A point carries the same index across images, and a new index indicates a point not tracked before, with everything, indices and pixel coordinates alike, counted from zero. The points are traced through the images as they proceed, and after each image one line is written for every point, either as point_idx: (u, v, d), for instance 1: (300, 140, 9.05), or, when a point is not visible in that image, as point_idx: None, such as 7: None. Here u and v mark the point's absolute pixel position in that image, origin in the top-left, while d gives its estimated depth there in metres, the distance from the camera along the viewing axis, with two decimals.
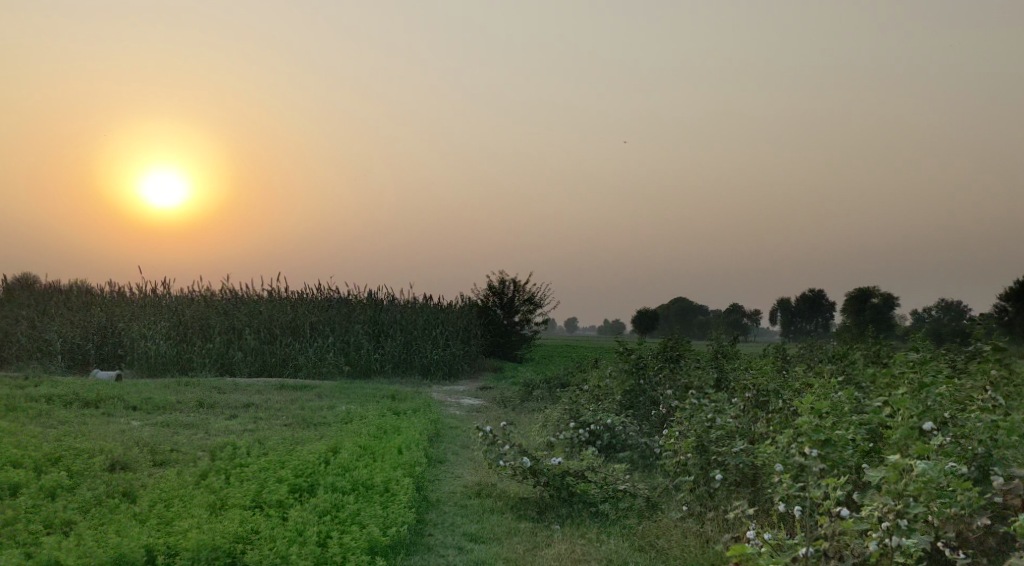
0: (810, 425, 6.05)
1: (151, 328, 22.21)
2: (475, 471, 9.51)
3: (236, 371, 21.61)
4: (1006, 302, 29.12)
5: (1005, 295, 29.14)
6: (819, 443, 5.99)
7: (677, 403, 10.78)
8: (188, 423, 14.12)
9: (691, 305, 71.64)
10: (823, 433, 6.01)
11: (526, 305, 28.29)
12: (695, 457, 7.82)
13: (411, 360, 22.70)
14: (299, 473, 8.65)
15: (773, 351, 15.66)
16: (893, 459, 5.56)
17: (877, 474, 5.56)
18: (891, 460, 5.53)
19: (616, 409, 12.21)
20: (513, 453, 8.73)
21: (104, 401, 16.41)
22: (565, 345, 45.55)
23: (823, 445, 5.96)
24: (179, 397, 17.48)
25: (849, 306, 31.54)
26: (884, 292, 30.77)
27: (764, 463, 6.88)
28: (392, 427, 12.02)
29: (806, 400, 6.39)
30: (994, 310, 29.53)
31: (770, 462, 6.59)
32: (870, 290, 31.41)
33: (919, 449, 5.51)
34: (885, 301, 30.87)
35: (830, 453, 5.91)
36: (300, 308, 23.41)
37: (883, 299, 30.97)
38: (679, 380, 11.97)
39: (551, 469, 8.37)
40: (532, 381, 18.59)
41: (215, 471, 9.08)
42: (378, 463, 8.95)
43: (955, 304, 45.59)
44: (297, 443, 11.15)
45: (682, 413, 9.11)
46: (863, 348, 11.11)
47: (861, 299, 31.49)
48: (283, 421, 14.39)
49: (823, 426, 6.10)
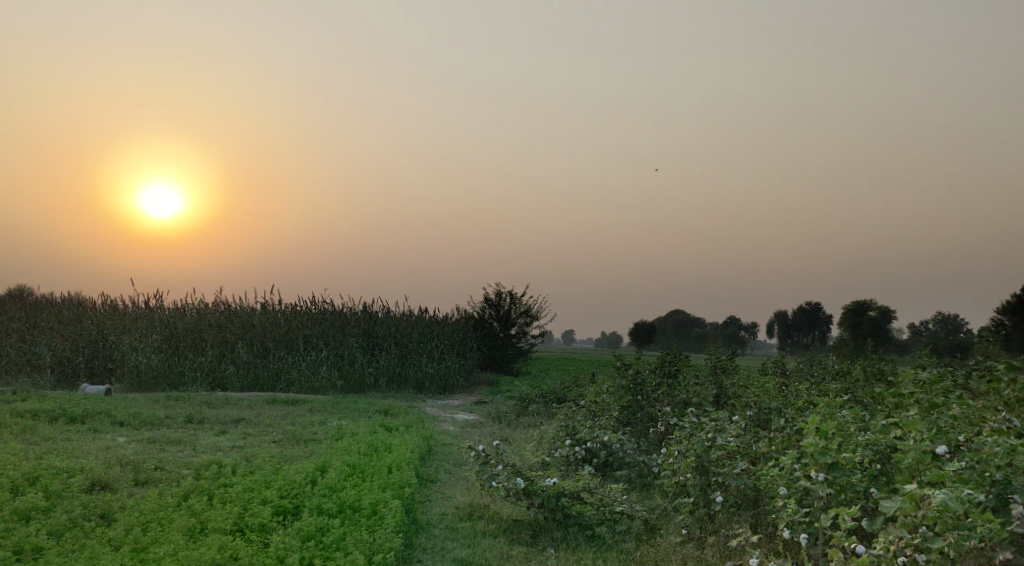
0: (817, 446, 5.81)
1: (142, 341, 21.90)
2: (467, 492, 9.23)
3: (228, 385, 21.30)
4: (1004, 316, 28.89)
5: (1003, 309, 28.93)
6: (826, 466, 5.76)
7: (675, 420, 10.51)
8: (176, 439, 13.81)
9: (688, 317, 71.40)
10: (831, 456, 5.76)
11: (522, 317, 28.00)
12: (695, 478, 7.56)
13: (405, 373, 22.39)
14: (284, 494, 8.36)
15: (772, 365, 15.40)
16: (908, 489, 5.35)
17: (892, 504, 5.36)
18: (909, 490, 5.30)
19: (613, 426, 11.94)
20: (506, 473, 8.41)
21: (91, 416, 16.10)
22: (563, 358, 45.15)
23: (830, 469, 5.73)
24: (169, 412, 17.17)
25: (847, 319, 31.35)
26: (881, 305, 30.54)
27: (767, 486, 6.63)
28: (383, 444, 11.72)
29: (811, 419, 6.15)
30: (992, 323, 29.29)
31: (773, 485, 6.33)
32: (868, 303, 31.18)
33: (933, 476, 5.30)
34: (883, 313, 30.62)
35: (838, 478, 5.70)
36: (294, 320, 23.12)
37: (881, 312, 30.75)
38: (677, 396, 11.69)
39: (546, 490, 8.10)
40: (528, 396, 18.30)
41: (198, 491, 8.78)
42: (366, 484, 8.66)
43: (953, 317, 45.35)
44: (285, 461, 10.85)
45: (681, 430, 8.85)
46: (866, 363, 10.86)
47: (858, 312, 31.24)
48: (273, 438, 14.08)
49: (829, 447, 5.86)
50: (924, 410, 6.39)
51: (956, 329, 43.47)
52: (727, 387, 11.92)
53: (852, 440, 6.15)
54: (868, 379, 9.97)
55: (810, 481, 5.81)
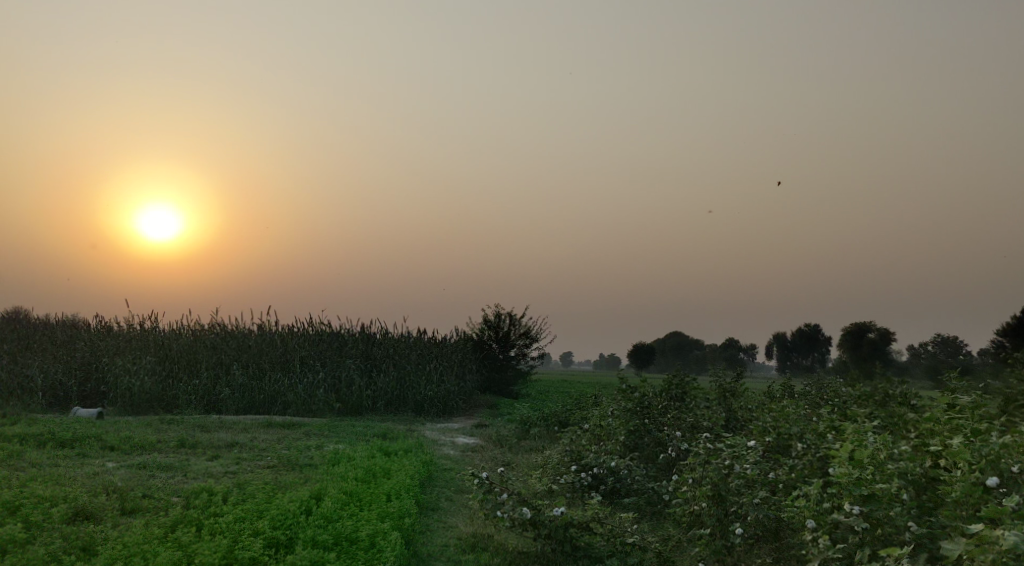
0: (850, 480, 5.83)
1: (135, 363, 21.45)
2: (469, 521, 8.80)
3: (223, 408, 20.85)
4: (1004, 338, 28.53)
5: (1004, 331, 28.57)
6: (861, 499, 5.72)
7: (686, 446, 10.10)
8: (167, 465, 13.35)
9: (687, 338, 70.89)
10: (865, 490, 5.75)
11: (522, 339, 27.58)
12: (714, 509, 7.13)
13: (404, 396, 21.94)
14: (276, 526, 7.92)
15: (781, 388, 14.97)
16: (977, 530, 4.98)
17: (956, 549, 4.98)
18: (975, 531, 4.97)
19: (620, 451, 11.54)
20: (512, 502, 7.90)
21: (81, 440, 15.62)
22: (561, 379, 44.57)
23: (865, 502, 5.68)
24: (161, 435, 16.71)
25: (847, 341, 30.97)
26: (881, 326, 30.21)
27: (791, 518, 6.32)
28: (381, 469, 11.29)
29: (843, 450, 6.14)
30: (993, 346, 28.94)
31: (800, 519, 6.04)
32: (867, 325, 30.81)
33: (990, 513, 5.05)
34: (883, 336, 30.21)
35: (872, 510, 5.57)
36: (291, 342, 22.68)
37: (881, 333, 30.40)
38: (686, 418, 11.26)
39: (554, 521, 7.65)
40: (529, 418, 17.86)
41: (187, 522, 8.33)
42: (363, 513, 8.23)
43: (953, 339, 44.93)
44: (279, 488, 10.42)
45: (694, 456, 8.46)
46: (882, 388, 10.46)
47: (858, 335, 30.84)
48: (267, 463, 13.62)
49: (862, 480, 5.87)
50: (966, 440, 6.22)
51: (957, 352, 43.06)
52: (737, 410, 11.55)
53: (883, 468, 5.99)
54: (890, 403, 9.59)
55: (843, 514, 5.72)
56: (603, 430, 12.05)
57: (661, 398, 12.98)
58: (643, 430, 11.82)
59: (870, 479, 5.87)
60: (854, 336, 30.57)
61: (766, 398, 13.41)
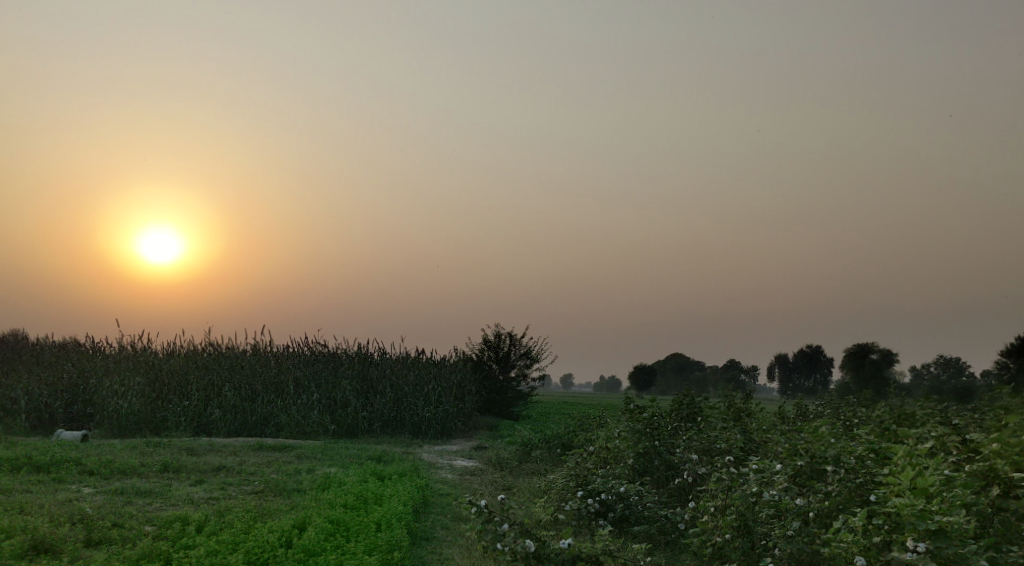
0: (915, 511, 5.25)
1: (124, 384, 20.62)
2: (466, 553, 8.01)
3: (213, 431, 20.04)
4: (1008, 358, 27.75)
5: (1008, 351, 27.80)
6: (928, 534, 5.17)
7: (703, 471, 9.34)
8: (146, 490, 12.55)
9: (688, 359, 69.89)
10: (933, 522, 5.17)
11: (523, 359, 26.84)
12: (741, 541, 6.41)
13: (401, 418, 21.13)
14: (250, 560, 7.15)
15: (794, 410, 14.21)
16: None
17: None
18: None
19: (629, 476, 10.80)
20: (514, 533, 7.07)
21: (59, 464, 14.83)
22: (562, 401, 43.55)
23: (932, 537, 5.14)
24: (145, 459, 15.89)
25: (848, 363, 30.13)
26: (883, 347, 29.41)
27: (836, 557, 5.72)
28: (374, 495, 10.52)
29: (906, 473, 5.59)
30: (997, 365, 28.16)
31: (845, 556, 5.47)
32: (869, 346, 30.05)
33: None
34: (885, 357, 29.42)
35: (941, 549, 5.10)
36: (285, 362, 21.89)
37: (883, 355, 29.58)
38: (702, 439, 10.50)
39: (559, 554, 6.86)
40: (530, 439, 17.09)
41: (154, 556, 7.56)
42: (348, 546, 7.43)
43: (955, 360, 44.00)
44: (262, 516, 9.67)
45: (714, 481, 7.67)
46: (917, 410, 9.73)
47: (859, 355, 30.08)
48: (253, 488, 12.83)
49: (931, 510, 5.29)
50: None
51: (959, 373, 42.10)
52: (753, 431, 10.82)
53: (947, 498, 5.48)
54: (927, 423, 8.87)
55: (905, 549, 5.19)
56: (611, 453, 11.35)
57: (671, 419, 12.27)
58: (653, 453, 11.03)
59: (934, 511, 5.34)
60: (856, 357, 29.78)
61: (780, 422, 12.66)
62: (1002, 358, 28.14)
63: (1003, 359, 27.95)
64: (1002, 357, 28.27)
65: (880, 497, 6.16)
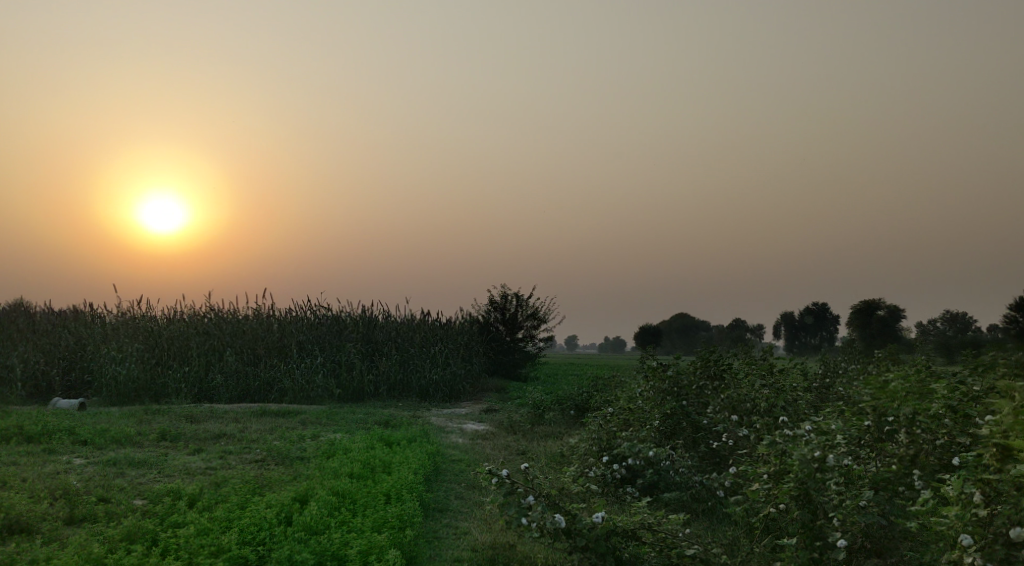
0: None
1: (121, 350, 19.85)
2: (486, 526, 7.24)
3: (215, 398, 19.28)
4: (1019, 312, 26.78)
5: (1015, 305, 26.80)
6: None
7: (743, 434, 8.65)
8: (140, 460, 11.82)
9: (693, 320, 68.99)
10: None
11: (529, 320, 26.02)
12: (801, 512, 5.63)
13: (408, 381, 20.38)
14: (246, 540, 6.40)
15: (823, 365, 13.33)
16: None
17: None
18: None
19: (655, 439, 10.05)
20: (543, 505, 6.24)
21: (52, 434, 14.11)
22: (569, 363, 42.63)
23: None
24: (142, 427, 15.16)
25: (854, 319, 29.16)
26: (891, 303, 28.42)
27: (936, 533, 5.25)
28: (382, 462, 9.78)
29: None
30: (1005, 319, 27.22)
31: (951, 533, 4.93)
32: (875, 302, 29.06)
33: None
34: (891, 312, 28.42)
35: None
36: (288, 326, 21.09)
37: (890, 311, 28.61)
38: (733, 398, 9.77)
39: (593, 530, 6.11)
40: (543, 400, 16.33)
41: (142, 534, 6.82)
42: (355, 521, 6.65)
43: (961, 315, 42.93)
44: (262, 488, 8.94)
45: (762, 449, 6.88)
46: (981, 357, 8.85)
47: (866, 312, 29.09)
48: (254, 456, 12.11)
49: None
50: None
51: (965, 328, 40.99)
52: (791, 393, 10.07)
53: None
54: (994, 371, 8.05)
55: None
56: (637, 414, 10.63)
57: (696, 375, 11.51)
58: (681, 414, 10.24)
59: None
60: (863, 313, 28.80)
61: (810, 384, 11.88)
62: (1014, 308, 27.13)
63: (1015, 310, 26.95)
64: (1013, 309, 27.27)
65: (970, 461, 5.49)
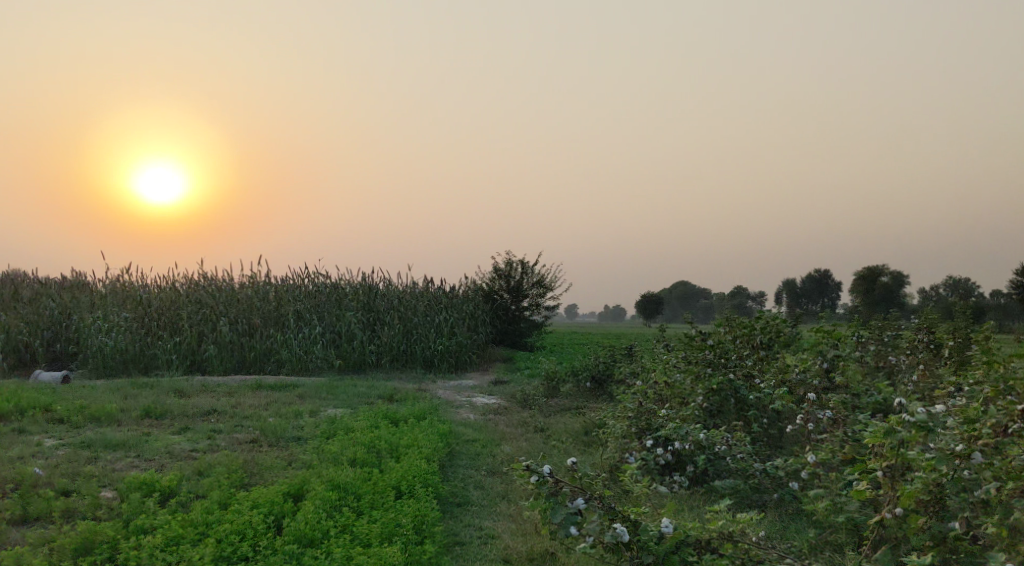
0: None
1: (107, 320, 18.53)
2: (519, 528, 6.06)
3: (207, 369, 18.00)
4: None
5: None
6: None
7: (816, 418, 7.43)
8: (118, 442, 10.54)
9: (693, 289, 67.69)
10: None
11: (535, 289, 24.66)
12: (932, 521, 4.69)
13: (412, 351, 19.17)
14: (225, 554, 5.16)
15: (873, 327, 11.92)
16: None
17: None
18: None
19: (699, 418, 8.69)
20: (601, 514, 4.97)
21: (25, 413, 12.85)
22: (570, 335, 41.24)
23: None
24: (126, 404, 13.90)
25: (858, 284, 27.93)
26: (897, 269, 27.22)
27: None
28: (387, 445, 8.53)
29: None
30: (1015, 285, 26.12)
31: None
32: (881, 268, 27.86)
33: None
34: (897, 278, 27.19)
35: None
36: (284, 294, 19.75)
37: (895, 277, 27.40)
38: (795, 373, 8.51)
39: (660, 543, 4.88)
40: (559, 371, 15.06)
41: (100, 542, 5.56)
42: (359, 527, 5.43)
43: (965, 281, 41.83)
44: (250, 478, 7.68)
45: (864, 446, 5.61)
46: None
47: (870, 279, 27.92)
48: (245, 437, 10.86)
49: None
50: None
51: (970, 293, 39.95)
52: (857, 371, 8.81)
53: None
54: None
55: None
56: (678, 388, 9.32)
57: (740, 348, 10.22)
58: (729, 389, 8.80)
59: None
60: (868, 280, 27.60)
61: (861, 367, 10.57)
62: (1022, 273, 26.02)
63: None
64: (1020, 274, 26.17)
65: None
